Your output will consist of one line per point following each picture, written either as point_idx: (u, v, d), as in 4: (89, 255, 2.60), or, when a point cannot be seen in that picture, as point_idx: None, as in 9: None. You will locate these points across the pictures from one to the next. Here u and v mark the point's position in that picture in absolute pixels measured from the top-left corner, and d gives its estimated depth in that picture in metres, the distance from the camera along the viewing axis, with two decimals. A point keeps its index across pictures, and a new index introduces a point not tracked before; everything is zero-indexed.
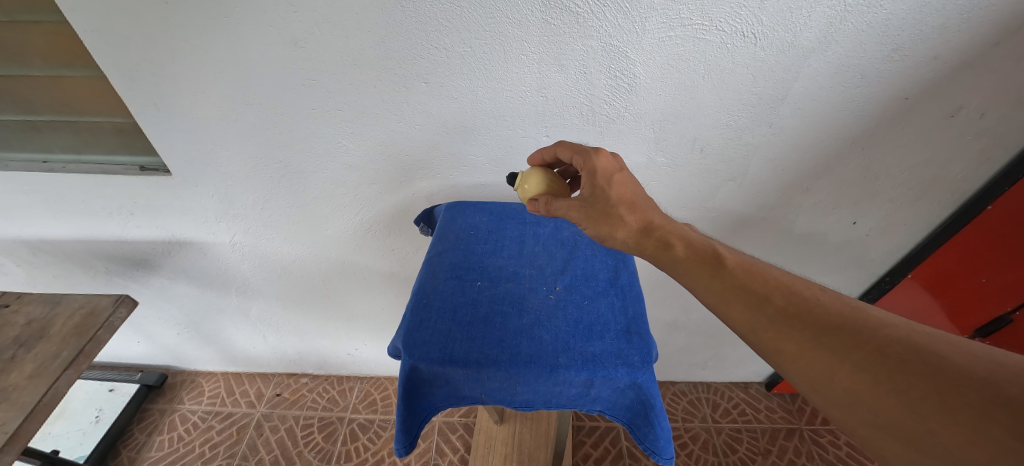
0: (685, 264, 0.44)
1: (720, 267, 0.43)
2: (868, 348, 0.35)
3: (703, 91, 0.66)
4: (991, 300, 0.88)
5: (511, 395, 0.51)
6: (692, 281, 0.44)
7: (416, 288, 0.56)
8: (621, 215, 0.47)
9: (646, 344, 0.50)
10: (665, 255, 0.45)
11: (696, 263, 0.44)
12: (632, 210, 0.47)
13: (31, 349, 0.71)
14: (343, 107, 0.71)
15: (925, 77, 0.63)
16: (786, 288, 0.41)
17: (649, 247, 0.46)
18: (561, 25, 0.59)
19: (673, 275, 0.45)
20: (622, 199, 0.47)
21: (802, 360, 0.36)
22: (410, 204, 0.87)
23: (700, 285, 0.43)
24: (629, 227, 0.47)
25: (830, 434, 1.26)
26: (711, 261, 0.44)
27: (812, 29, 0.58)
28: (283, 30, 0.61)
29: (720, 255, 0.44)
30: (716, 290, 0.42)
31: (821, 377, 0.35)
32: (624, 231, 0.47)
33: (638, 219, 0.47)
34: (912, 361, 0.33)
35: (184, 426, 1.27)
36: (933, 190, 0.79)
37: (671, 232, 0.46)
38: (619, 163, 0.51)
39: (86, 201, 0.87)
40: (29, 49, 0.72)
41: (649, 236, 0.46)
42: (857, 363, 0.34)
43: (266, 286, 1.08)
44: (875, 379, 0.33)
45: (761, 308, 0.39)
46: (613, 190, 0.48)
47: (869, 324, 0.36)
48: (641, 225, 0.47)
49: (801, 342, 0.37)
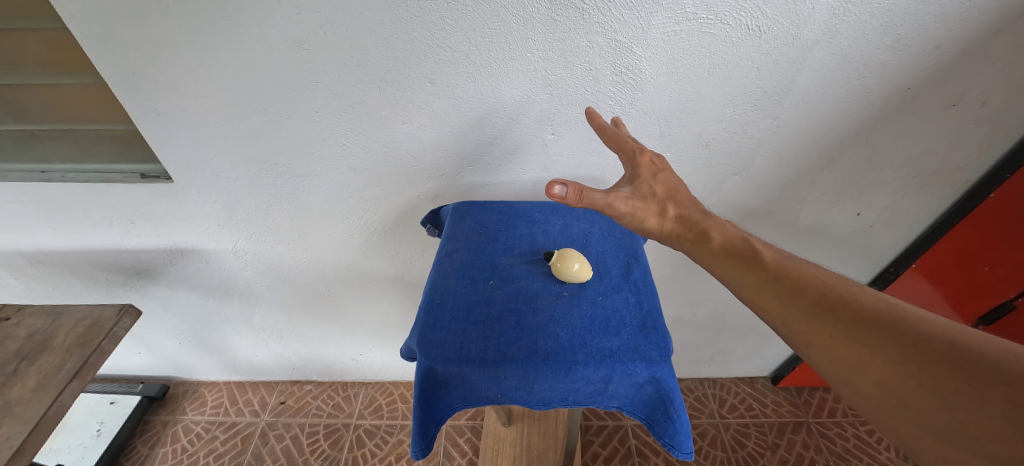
0: (721, 259, 0.45)
1: (756, 261, 0.44)
2: (898, 340, 0.35)
3: (708, 85, 0.66)
4: (993, 289, 0.89)
5: (529, 394, 0.50)
6: (728, 275, 0.45)
7: (429, 289, 0.56)
8: (665, 208, 0.47)
9: (663, 338, 0.50)
10: (702, 249, 0.46)
11: (732, 258, 0.45)
12: (674, 204, 0.48)
13: (34, 361, 0.70)
14: (347, 110, 0.70)
15: (927, 66, 0.64)
16: (821, 282, 0.41)
17: (689, 241, 0.47)
18: (566, 21, 0.59)
19: (709, 270, 0.46)
20: (666, 194, 0.48)
21: (833, 352, 0.37)
22: (415, 206, 0.86)
23: (735, 279, 0.44)
24: (669, 219, 0.47)
25: (836, 427, 1.27)
26: (747, 255, 0.45)
27: (817, 21, 0.59)
28: (287, 32, 0.61)
29: (757, 252, 0.45)
30: (751, 284, 0.43)
31: (851, 369, 0.36)
32: (667, 224, 0.47)
33: (679, 213, 0.47)
34: (945, 354, 0.33)
35: (187, 437, 1.25)
36: (935, 179, 0.79)
37: (712, 226, 0.47)
38: (663, 163, 0.51)
39: (86, 210, 0.86)
40: (26, 57, 0.71)
41: (688, 229, 0.47)
42: (886, 356, 0.35)
43: (269, 292, 1.07)
44: (908, 372, 0.33)
45: (795, 301, 0.40)
46: (657, 186, 0.48)
47: (903, 319, 0.36)
48: (680, 218, 0.47)
49: (834, 334, 0.37)
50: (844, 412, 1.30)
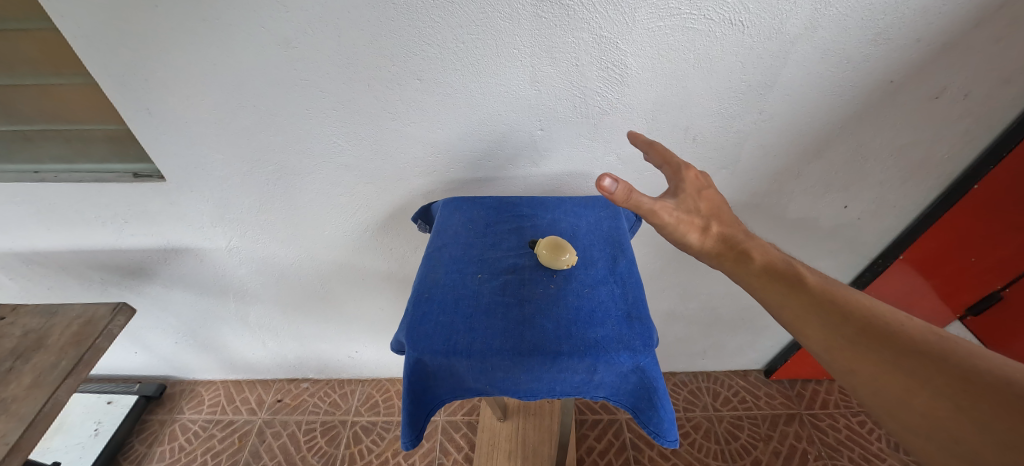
0: (762, 279, 0.45)
1: (799, 284, 0.44)
2: (948, 374, 0.35)
3: (694, 79, 0.67)
4: (980, 279, 0.91)
5: (516, 385, 0.51)
6: (769, 296, 0.45)
7: (417, 283, 0.56)
8: (705, 223, 0.48)
9: (647, 328, 0.51)
10: (743, 268, 0.46)
11: (773, 278, 0.45)
12: (716, 222, 0.49)
13: (29, 359, 0.70)
14: (337, 107, 0.71)
15: (908, 59, 0.65)
16: (867, 310, 0.41)
17: (729, 259, 0.47)
18: (552, 18, 0.60)
19: (749, 291, 0.46)
20: (708, 211, 0.49)
21: (877, 380, 0.37)
22: (407, 203, 0.87)
23: (776, 299, 0.44)
24: (710, 235, 0.48)
25: (829, 419, 1.28)
26: (789, 277, 0.45)
27: (799, 15, 0.59)
28: (275, 30, 0.61)
29: (801, 275, 0.45)
30: (793, 307, 0.43)
31: (896, 399, 0.36)
32: (709, 241, 0.48)
33: (721, 230, 0.48)
34: (997, 391, 0.33)
35: (184, 435, 1.26)
36: (920, 172, 0.81)
37: (754, 246, 0.48)
38: (707, 180, 0.53)
39: (80, 210, 0.87)
40: (17, 58, 0.72)
41: (729, 247, 0.48)
42: (937, 391, 0.34)
43: (263, 290, 1.07)
44: (957, 406, 0.33)
45: (838, 326, 0.40)
46: (700, 203, 0.50)
47: (953, 354, 0.36)
48: (721, 235, 0.48)
49: (879, 362, 0.37)
50: (836, 404, 1.32)
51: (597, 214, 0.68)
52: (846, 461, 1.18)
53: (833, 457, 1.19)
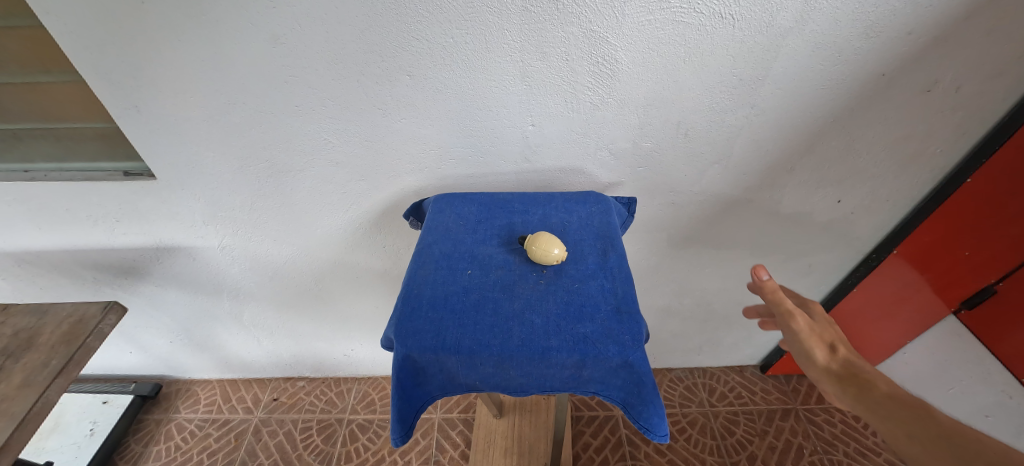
0: (889, 407, 0.43)
1: (922, 413, 0.42)
2: None
3: (685, 74, 0.67)
4: (974, 272, 0.89)
5: (506, 381, 0.51)
6: (891, 425, 0.42)
7: (407, 279, 0.56)
8: (836, 345, 0.51)
9: (637, 323, 0.50)
10: (864, 394, 0.46)
11: (899, 407, 0.43)
12: (843, 347, 0.51)
13: (19, 359, 0.70)
14: (326, 103, 0.71)
15: (900, 52, 0.64)
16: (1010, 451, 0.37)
17: (853, 386, 0.47)
18: (541, 12, 0.59)
19: (869, 419, 0.44)
20: (837, 338, 0.52)
21: None
22: (399, 200, 0.87)
23: (900, 427, 0.42)
24: (832, 355, 0.50)
25: (824, 413, 1.28)
26: (912, 406, 0.43)
27: (790, 8, 0.59)
28: (262, 25, 0.61)
29: (928, 407, 0.43)
30: (915, 436, 0.40)
31: None
32: (830, 359, 0.50)
33: (847, 353, 0.50)
34: None
35: (180, 435, 1.26)
36: (913, 165, 0.80)
37: (878, 377, 0.47)
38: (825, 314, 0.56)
39: (70, 209, 0.86)
40: (4, 56, 0.71)
41: (851, 372, 0.48)
42: None
43: (258, 289, 1.07)
44: None
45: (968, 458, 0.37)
46: (828, 326, 0.54)
47: None
48: (844, 358, 0.49)
49: None
50: None
51: (588, 209, 0.67)
52: (842, 455, 1.19)
53: (829, 452, 1.20)
